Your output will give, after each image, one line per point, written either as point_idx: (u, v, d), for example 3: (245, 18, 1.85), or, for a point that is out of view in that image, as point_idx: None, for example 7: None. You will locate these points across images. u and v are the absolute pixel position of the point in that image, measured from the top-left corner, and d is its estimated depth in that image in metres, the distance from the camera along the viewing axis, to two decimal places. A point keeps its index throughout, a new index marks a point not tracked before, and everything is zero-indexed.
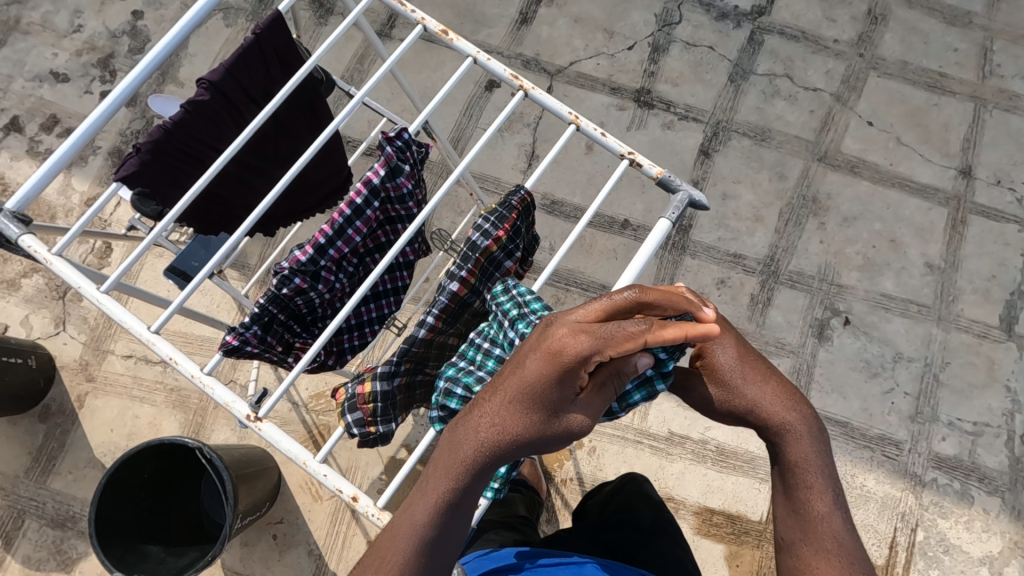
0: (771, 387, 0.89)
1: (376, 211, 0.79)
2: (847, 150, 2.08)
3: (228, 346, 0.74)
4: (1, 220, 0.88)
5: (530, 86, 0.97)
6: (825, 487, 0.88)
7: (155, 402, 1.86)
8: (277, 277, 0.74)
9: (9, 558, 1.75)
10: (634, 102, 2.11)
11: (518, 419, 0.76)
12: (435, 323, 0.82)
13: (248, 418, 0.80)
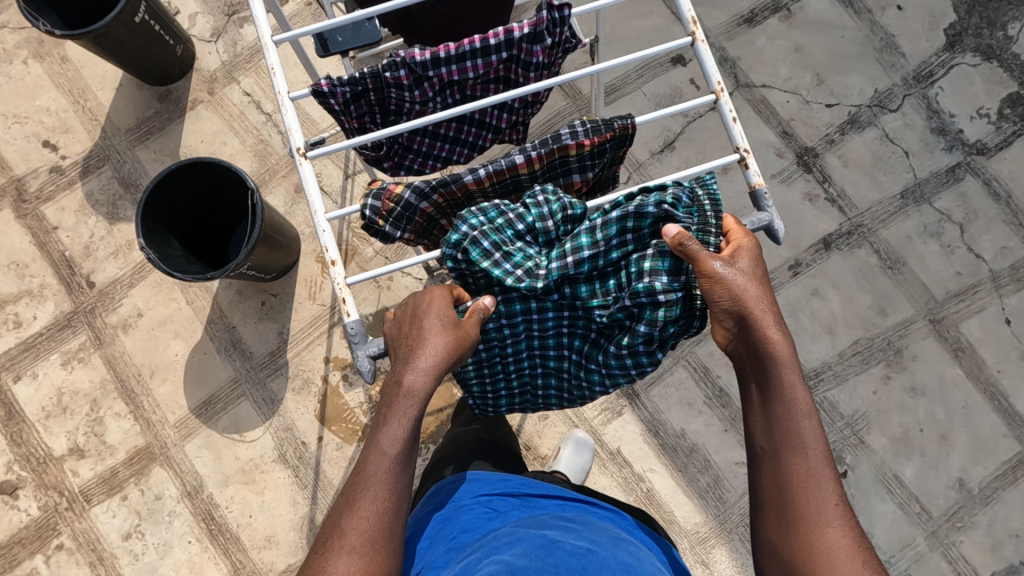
0: (776, 311, 0.89)
1: (499, 61, 0.81)
2: (965, 329, 1.89)
3: (318, 88, 0.78)
4: None
5: (699, 37, 0.85)
6: (810, 426, 0.88)
7: (244, 142, 2.04)
8: (388, 60, 0.78)
9: (78, 184, 2.03)
10: (794, 156, 1.98)
11: (432, 340, 0.87)
12: (483, 180, 0.86)
13: (297, 149, 0.84)
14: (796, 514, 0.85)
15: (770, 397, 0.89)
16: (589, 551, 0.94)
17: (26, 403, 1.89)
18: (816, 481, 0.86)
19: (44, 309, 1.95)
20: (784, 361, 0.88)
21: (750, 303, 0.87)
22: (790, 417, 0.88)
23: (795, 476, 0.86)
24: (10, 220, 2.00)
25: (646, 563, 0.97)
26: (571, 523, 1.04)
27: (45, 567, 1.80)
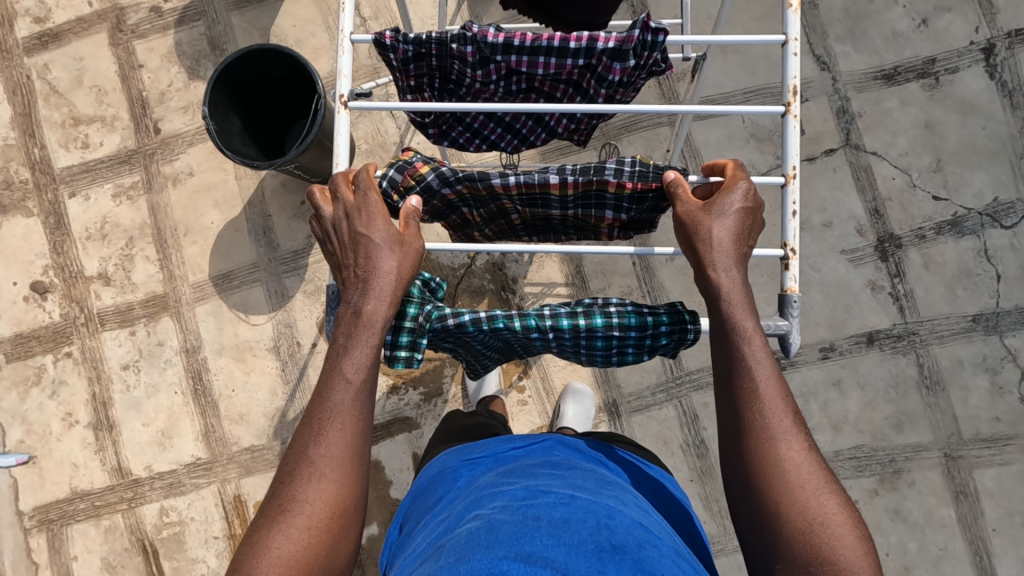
0: (742, 250, 0.83)
1: (574, 66, 0.76)
2: (977, 474, 1.76)
3: (381, 39, 0.75)
4: None
5: (791, 109, 0.79)
6: (802, 450, 0.80)
7: (333, 40, 2.03)
8: (461, 31, 0.74)
9: (171, 31, 2.07)
10: (874, 238, 1.82)
11: (387, 255, 0.83)
12: (510, 186, 0.84)
13: (339, 97, 0.83)
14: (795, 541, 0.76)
15: (751, 433, 0.80)
16: (572, 498, 0.89)
17: (74, 219, 2.03)
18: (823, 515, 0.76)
19: (111, 139, 2.05)
20: (746, 320, 0.82)
21: (716, 244, 0.82)
22: (779, 448, 0.79)
23: (792, 511, 0.77)
24: (104, 45, 2.08)
25: (629, 507, 0.92)
26: (553, 468, 1.00)
27: (52, 367, 1.99)
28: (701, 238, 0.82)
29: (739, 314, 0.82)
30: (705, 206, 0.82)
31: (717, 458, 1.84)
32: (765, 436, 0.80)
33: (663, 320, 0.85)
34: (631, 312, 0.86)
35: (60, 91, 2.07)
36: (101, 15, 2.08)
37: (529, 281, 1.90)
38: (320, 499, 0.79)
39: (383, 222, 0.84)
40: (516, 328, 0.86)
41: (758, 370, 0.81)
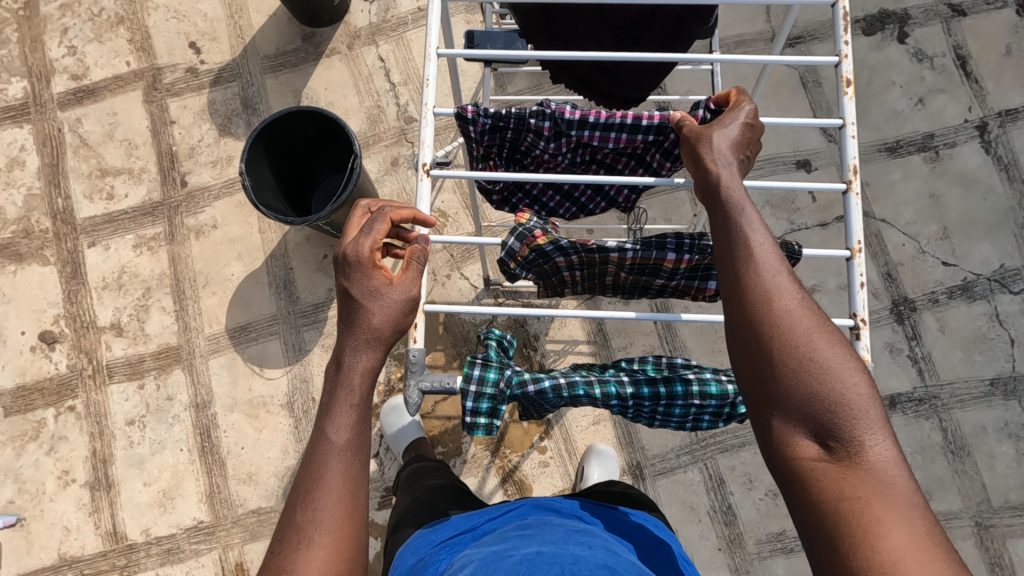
0: (743, 158, 0.77)
1: (644, 140, 0.81)
2: (1010, 546, 1.72)
3: (463, 112, 0.79)
4: None
5: (857, 190, 0.81)
6: (791, 297, 0.72)
7: (362, 102, 2.12)
8: (538, 108, 0.78)
9: (206, 90, 2.15)
10: (889, 302, 1.86)
11: (377, 311, 0.82)
12: (627, 258, 0.79)
13: (423, 165, 0.87)
14: (795, 391, 0.69)
15: (745, 303, 0.73)
16: (536, 557, 0.84)
17: (91, 269, 2.01)
18: (814, 350, 0.70)
19: (137, 191, 2.07)
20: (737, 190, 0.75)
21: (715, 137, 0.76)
22: (767, 295, 0.71)
23: (802, 381, 0.69)
24: (138, 102, 2.14)
25: (600, 551, 0.87)
26: (524, 530, 0.94)
27: (52, 421, 1.90)
28: (704, 145, 0.76)
29: (735, 189, 0.75)
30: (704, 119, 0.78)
31: (746, 527, 1.78)
32: (755, 286, 0.72)
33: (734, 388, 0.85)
34: (710, 377, 0.86)
35: (91, 144, 2.11)
36: (138, 73, 2.16)
37: (551, 338, 1.91)
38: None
39: (369, 269, 0.83)
40: (595, 396, 0.84)
41: (752, 242, 0.73)
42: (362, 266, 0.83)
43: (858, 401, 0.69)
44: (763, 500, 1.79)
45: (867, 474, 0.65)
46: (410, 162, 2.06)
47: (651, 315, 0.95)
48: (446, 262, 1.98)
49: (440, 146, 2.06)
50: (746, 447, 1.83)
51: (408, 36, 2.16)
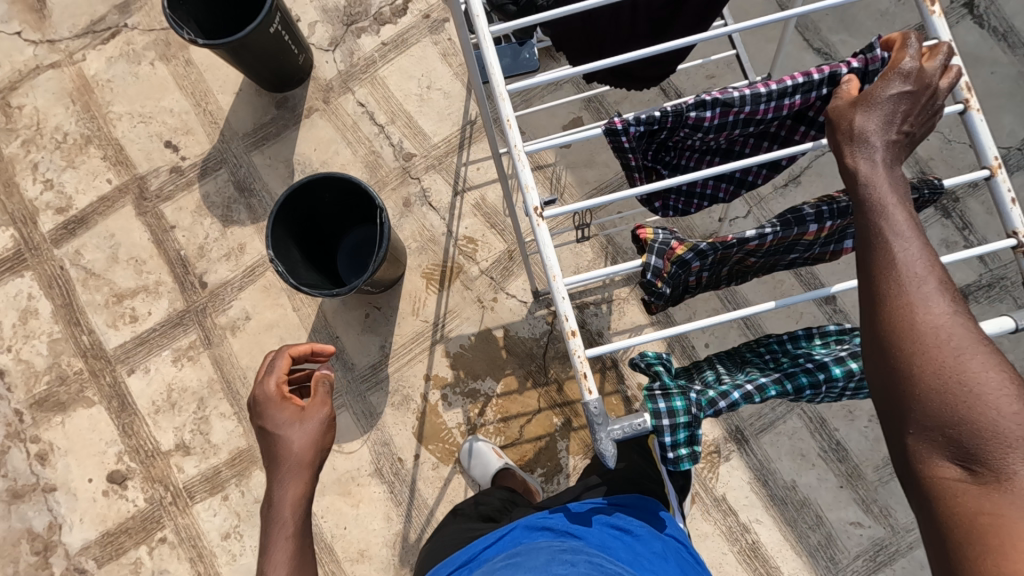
0: (897, 139, 0.71)
1: (811, 98, 0.77)
2: None
3: (612, 125, 0.77)
4: None
5: (979, 106, 0.73)
6: (943, 310, 0.67)
7: (356, 153, 2.06)
8: (698, 98, 0.76)
9: (196, 186, 2.08)
10: None
11: (303, 434, 1.04)
12: (767, 242, 0.76)
13: (535, 208, 0.74)
14: (944, 411, 0.66)
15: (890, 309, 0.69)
16: None
17: (138, 396, 1.95)
18: (964, 368, 0.66)
19: (159, 306, 2.01)
20: (878, 190, 0.70)
21: (853, 129, 0.71)
22: (912, 309, 0.68)
23: (954, 397, 0.66)
24: (132, 217, 2.07)
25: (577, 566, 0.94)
26: (515, 561, 1.00)
27: (148, 559, 1.85)
28: (842, 131, 0.72)
29: (881, 190, 0.70)
30: (853, 98, 0.73)
31: (860, 457, 1.78)
32: (894, 300, 0.69)
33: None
34: None
35: (97, 272, 2.04)
36: (122, 188, 2.09)
37: (615, 331, 1.88)
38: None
39: (284, 403, 1.07)
40: (787, 392, 0.76)
41: (902, 248, 0.69)
42: (271, 401, 1.07)
43: (1009, 427, 0.65)
44: (868, 426, 1.78)
45: (1010, 502, 0.63)
46: (422, 197, 2.01)
47: (795, 297, 0.84)
48: (488, 286, 1.94)
49: (446, 173, 2.02)
50: None
51: (380, 73, 2.11)
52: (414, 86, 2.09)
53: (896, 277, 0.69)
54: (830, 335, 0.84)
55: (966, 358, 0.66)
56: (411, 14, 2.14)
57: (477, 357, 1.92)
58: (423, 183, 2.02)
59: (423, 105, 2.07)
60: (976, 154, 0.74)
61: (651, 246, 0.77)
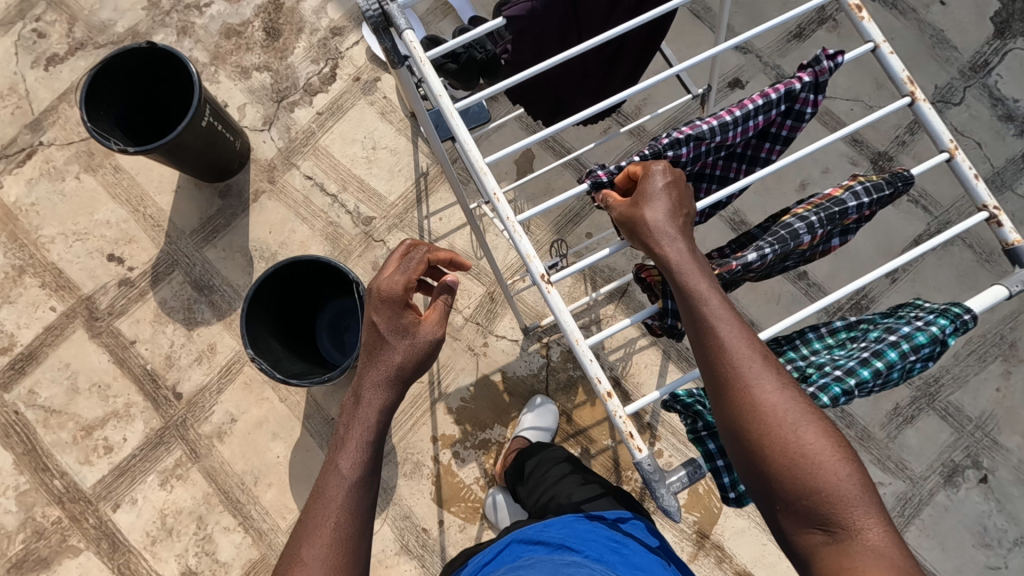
0: (683, 223, 0.74)
1: (773, 116, 0.80)
2: None
3: (595, 178, 0.81)
4: (393, 6, 0.82)
5: (924, 96, 0.77)
6: (770, 386, 0.68)
7: (313, 227, 2.01)
8: (669, 138, 0.78)
9: (150, 294, 1.97)
10: (869, 162, 1.96)
11: (406, 349, 0.89)
12: (766, 262, 0.74)
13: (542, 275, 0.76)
14: (790, 479, 0.66)
15: (725, 388, 0.69)
16: None
17: (129, 531, 1.81)
18: (804, 431, 0.67)
19: (134, 429, 1.88)
20: (688, 269, 0.71)
21: (649, 222, 0.73)
22: (747, 389, 0.68)
23: (799, 463, 0.66)
24: (85, 341, 1.94)
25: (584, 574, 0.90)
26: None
27: None
28: (638, 226, 0.74)
29: (691, 276, 0.71)
30: (631, 201, 0.76)
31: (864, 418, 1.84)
32: (729, 389, 0.68)
33: (949, 334, 0.71)
34: (933, 323, 0.71)
35: (58, 408, 1.90)
36: (69, 313, 1.96)
37: (610, 349, 1.89)
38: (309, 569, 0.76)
39: (405, 307, 0.91)
40: None
41: (722, 326, 0.70)
42: (395, 300, 0.90)
43: (846, 486, 0.65)
44: None
45: (862, 563, 0.62)
46: None
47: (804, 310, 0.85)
48: (476, 332, 1.91)
49: (410, 229, 2.00)
50: None
51: (322, 143, 2.08)
52: (358, 149, 2.07)
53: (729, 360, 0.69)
54: (840, 332, 0.79)
55: (802, 419, 0.67)
56: (341, 79, 2.13)
57: (480, 407, 1.88)
58: (389, 243, 1.99)
59: (371, 167, 2.05)
60: (932, 140, 0.79)
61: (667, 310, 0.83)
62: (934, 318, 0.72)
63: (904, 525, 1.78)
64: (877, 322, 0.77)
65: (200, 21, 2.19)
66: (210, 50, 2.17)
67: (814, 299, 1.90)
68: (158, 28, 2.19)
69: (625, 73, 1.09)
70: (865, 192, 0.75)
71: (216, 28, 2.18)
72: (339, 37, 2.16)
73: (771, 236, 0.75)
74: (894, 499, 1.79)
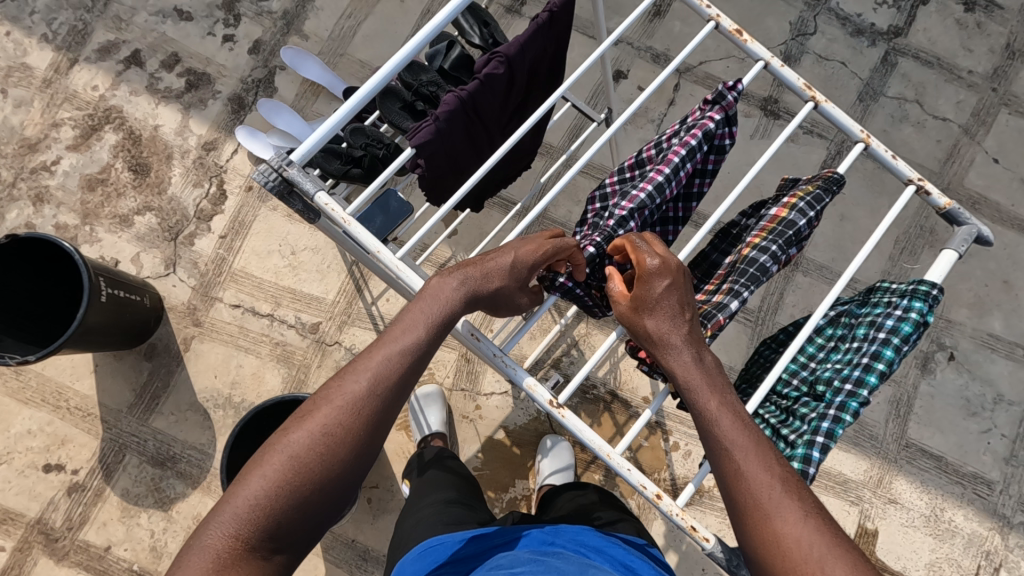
0: (691, 332, 0.76)
1: (700, 156, 0.86)
2: (970, 185, 2.03)
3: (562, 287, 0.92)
4: (295, 175, 0.76)
5: (824, 97, 0.83)
6: (787, 509, 0.67)
7: (260, 354, 1.88)
8: (616, 217, 0.84)
9: (109, 490, 1.78)
10: (760, 110, 2.06)
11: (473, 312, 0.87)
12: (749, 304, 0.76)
13: (552, 403, 0.86)
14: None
15: (742, 510, 0.69)
16: None
17: None
18: (825, 569, 0.64)
19: None
20: (697, 386, 0.74)
21: (654, 335, 0.77)
22: (768, 517, 0.67)
23: None
24: (52, 569, 1.73)
25: None
26: (542, 559, 0.87)
27: None
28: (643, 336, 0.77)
29: (703, 397, 0.73)
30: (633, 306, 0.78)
31: None
32: (748, 510, 0.69)
33: (926, 313, 0.74)
34: (909, 305, 0.75)
35: None
36: (22, 545, 1.74)
37: (596, 366, 1.90)
38: (287, 460, 0.75)
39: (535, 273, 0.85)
40: None
41: (739, 448, 0.71)
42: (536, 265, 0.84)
43: None
44: None
45: None
46: (352, 357, 1.89)
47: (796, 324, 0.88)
48: (464, 399, 1.87)
49: (361, 321, 1.91)
50: (784, 295, 1.96)
51: (236, 266, 1.94)
52: (277, 259, 1.95)
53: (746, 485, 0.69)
54: (827, 330, 0.82)
55: (820, 552, 0.65)
56: (232, 194, 1.99)
57: (495, 470, 1.83)
58: (345, 343, 1.89)
59: (298, 273, 1.94)
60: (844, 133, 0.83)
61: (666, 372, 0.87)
62: (908, 302, 0.75)
63: (904, 423, 1.92)
64: (858, 315, 0.80)
65: (54, 182, 1.98)
66: (77, 209, 1.96)
67: None
68: (9, 205, 1.96)
69: (531, 143, 1.08)
70: (810, 206, 0.77)
71: (74, 183, 1.98)
72: (214, 152, 2.01)
73: (743, 276, 0.76)
74: (887, 403, 1.93)
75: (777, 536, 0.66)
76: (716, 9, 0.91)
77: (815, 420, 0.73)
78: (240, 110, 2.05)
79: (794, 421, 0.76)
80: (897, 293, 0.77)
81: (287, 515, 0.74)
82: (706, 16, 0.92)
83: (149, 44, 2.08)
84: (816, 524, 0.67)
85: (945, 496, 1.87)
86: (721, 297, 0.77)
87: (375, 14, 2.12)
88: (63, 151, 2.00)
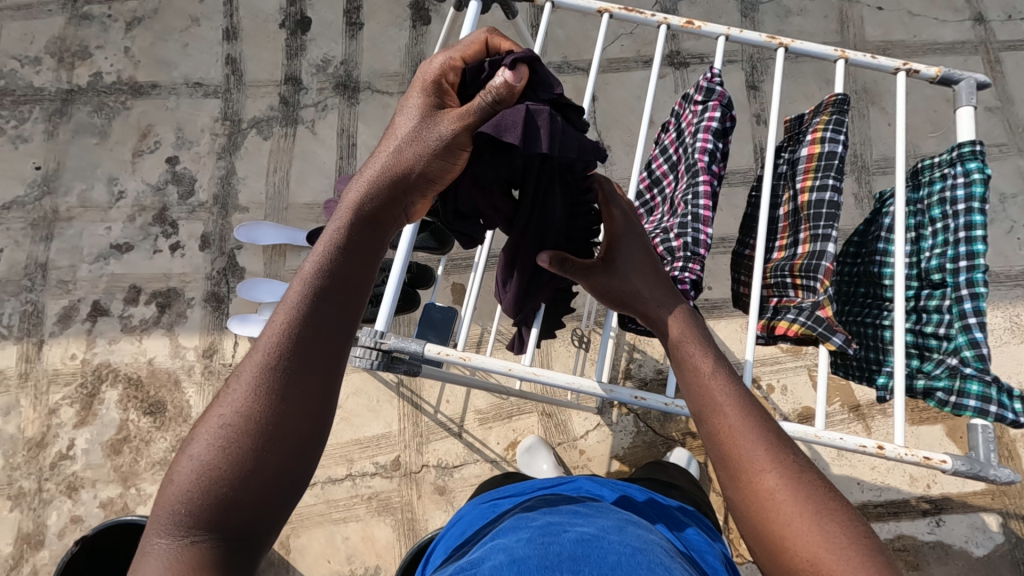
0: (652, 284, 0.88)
1: (721, 151, 0.98)
2: (872, 38, 2.16)
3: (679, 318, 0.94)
4: (402, 342, 0.85)
5: (792, 40, 1.00)
6: (773, 469, 0.68)
7: (360, 516, 1.82)
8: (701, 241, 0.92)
9: None
10: (670, 67, 2.13)
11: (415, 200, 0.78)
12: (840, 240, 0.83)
13: None
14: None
15: (742, 484, 0.69)
16: (596, 535, 0.71)
17: None
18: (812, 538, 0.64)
19: None
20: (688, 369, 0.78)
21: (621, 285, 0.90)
22: (767, 492, 0.67)
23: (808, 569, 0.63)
24: None
25: (650, 532, 0.77)
26: (580, 507, 0.82)
27: None
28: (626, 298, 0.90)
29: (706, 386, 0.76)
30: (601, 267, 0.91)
31: (846, 224, 1.92)
32: (744, 486, 0.69)
33: (984, 168, 0.85)
34: (967, 169, 0.86)
35: None
36: None
37: (664, 356, 1.87)
38: (229, 420, 0.62)
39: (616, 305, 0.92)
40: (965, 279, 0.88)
41: (745, 432, 0.71)
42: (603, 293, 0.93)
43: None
44: None
45: None
46: (445, 471, 1.84)
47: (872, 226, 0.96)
48: (566, 451, 1.84)
49: (434, 434, 1.87)
50: None
51: None
52: None
53: (736, 433, 0.71)
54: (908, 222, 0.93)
55: (814, 525, 0.64)
56: None
57: None
58: (431, 461, 1.85)
59: (355, 422, 1.90)
60: (823, 58, 1.00)
61: (805, 322, 0.82)
62: (963, 166, 0.87)
63: None
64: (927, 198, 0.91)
65: (78, 464, 1.89)
66: (114, 478, 1.87)
67: (737, 181, 2.01)
68: (45, 510, 1.85)
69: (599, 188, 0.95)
70: (835, 131, 0.86)
71: (99, 455, 1.90)
72: (216, 354, 1.97)
73: (822, 219, 0.84)
74: None
75: (759, 509, 0.67)
76: (661, 15, 1.10)
77: (954, 307, 0.85)
78: (220, 305, 2.02)
79: (930, 316, 0.88)
80: (949, 163, 0.88)
81: (237, 466, 0.60)
82: (654, 23, 1.11)
83: (104, 290, 2.05)
84: (818, 504, 0.66)
85: (1015, 303, 1.86)
86: (810, 247, 0.85)
87: (298, 158, 2.16)
88: (72, 431, 1.92)
